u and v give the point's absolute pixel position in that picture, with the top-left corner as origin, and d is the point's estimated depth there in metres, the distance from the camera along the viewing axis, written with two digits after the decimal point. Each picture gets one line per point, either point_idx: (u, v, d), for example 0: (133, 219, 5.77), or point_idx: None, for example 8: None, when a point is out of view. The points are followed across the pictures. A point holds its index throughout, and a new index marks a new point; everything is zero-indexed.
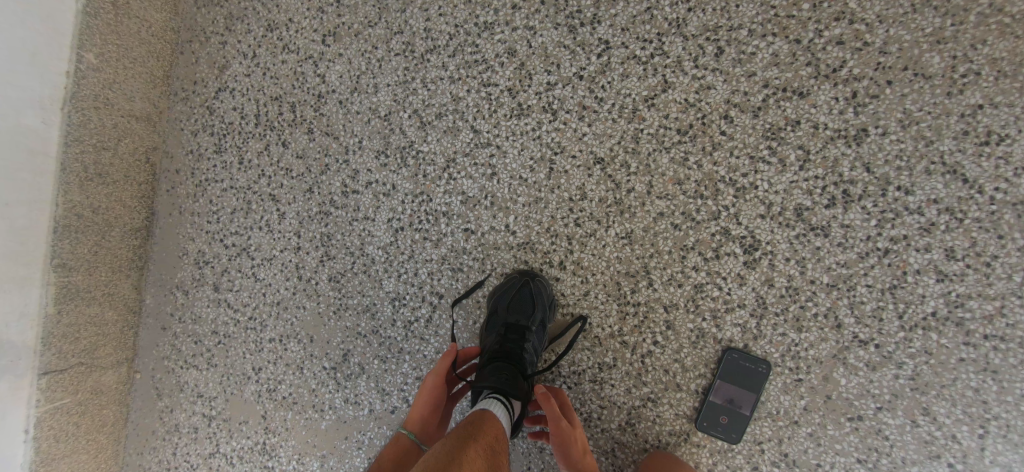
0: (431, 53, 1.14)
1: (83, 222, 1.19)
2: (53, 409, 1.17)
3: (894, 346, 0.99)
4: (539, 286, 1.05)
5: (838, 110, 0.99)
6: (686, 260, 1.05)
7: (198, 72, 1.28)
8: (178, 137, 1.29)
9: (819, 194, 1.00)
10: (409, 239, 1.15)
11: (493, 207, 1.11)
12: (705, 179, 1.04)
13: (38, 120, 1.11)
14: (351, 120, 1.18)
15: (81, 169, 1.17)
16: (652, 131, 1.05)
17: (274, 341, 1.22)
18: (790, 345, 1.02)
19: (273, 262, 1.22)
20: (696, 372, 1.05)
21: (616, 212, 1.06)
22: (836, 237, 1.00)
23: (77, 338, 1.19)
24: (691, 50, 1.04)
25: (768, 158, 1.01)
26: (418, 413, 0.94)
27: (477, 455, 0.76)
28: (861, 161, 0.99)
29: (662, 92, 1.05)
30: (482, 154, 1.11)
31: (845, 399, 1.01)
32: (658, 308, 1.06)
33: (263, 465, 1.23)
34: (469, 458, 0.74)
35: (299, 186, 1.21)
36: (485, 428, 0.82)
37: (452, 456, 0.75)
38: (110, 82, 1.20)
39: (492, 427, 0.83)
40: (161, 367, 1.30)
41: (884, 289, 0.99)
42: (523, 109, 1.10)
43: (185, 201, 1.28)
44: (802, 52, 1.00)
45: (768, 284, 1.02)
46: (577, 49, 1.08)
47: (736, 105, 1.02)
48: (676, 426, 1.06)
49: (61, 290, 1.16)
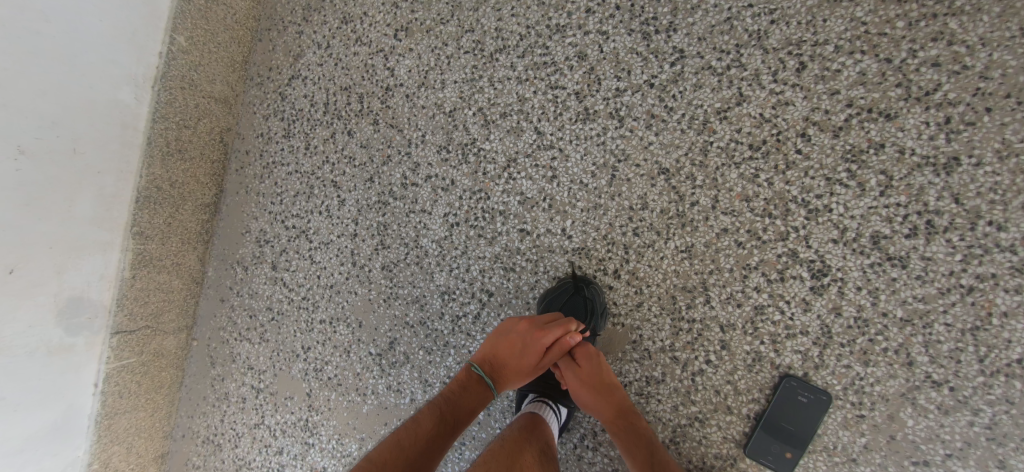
0: (501, 53, 1.15)
1: (161, 194, 1.26)
2: (120, 367, 1.24)
3: (971, 391, 0.93)
4: (593, 292, 1.05)
5: (928, 135, 0.94)
6: (748, 280, 1.01)
7: (275, 60, 1.34)
8: (250, 119, 1.35)
9: (900, 222, 0.95)
10: (464, 234, 1.16)
11: (551, 209, 1.10)
12: (775, 197, 1.00)
13: (132, 97, 1.18)
14: (416, 114, 1.20)
15: (164, 144, 1.24)
16: (723, 144, 1.02)
17: (324, 322, 1.26)
18: (854, 378, 0.97)
19: (330, 246, 1.25)
20: (749, 397, 1.01)
21: (677, 224, 1.04)
22: (915, 270, 0.94)
23: (146, 302, 1.27)
24: (770, 64, 1.01)
25: (846, 181, 0.97)
26: (512, 375, 0.96)
27: (532, 454, 0.85)
28: (950, 191, 0.93)
29: (736, 105, 1.02)
30: (544, 157, 1.11)
31: (910, 441, 0.95)
32: (713, 327, 1.03)
33: (304, 441, 1.26)
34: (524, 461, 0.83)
35: (361, 174, 1.24)
36: (524, 460, 0.83)
37: (511, 457, 0.83)
38: (196, 64, 1.26)
39: (531, 458, 0.84)
40: (217, 337, 1.35)
41: (965, 330, 0.93)
42: (589, 114, 1.09)
43: (252, 181, 1.34)
44: (892, 72, 0.95)
45: (835, 313, 0.98)
46: (649, 56, 1.06)
47: (816, 124, 0.98)
48: (722, 450, 1.02)
49: (137, 256, 1.23)
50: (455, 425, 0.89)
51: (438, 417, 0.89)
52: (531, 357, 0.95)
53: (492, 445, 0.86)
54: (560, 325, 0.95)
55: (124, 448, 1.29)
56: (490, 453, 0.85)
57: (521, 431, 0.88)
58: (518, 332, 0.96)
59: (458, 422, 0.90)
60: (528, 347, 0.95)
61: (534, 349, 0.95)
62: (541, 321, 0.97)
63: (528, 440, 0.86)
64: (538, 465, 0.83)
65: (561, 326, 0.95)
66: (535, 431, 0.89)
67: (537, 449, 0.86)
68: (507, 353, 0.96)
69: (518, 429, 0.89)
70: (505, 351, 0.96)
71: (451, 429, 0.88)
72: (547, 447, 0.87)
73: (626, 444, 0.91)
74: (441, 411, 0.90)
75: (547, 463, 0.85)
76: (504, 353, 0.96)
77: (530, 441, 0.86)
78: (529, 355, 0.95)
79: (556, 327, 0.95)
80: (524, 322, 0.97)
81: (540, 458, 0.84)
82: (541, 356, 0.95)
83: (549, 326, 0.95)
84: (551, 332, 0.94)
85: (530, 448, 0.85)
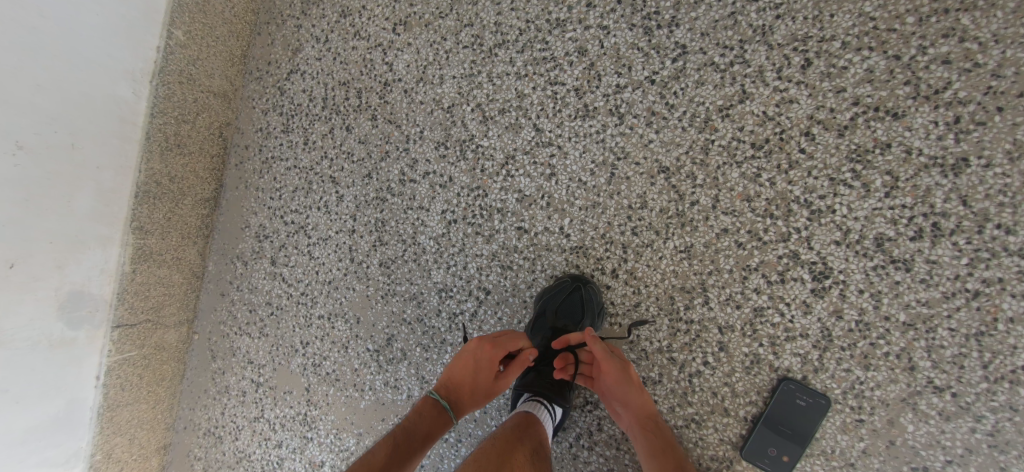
0: (500, 48, 1.13)
1: (160, 189, 1.25)
2: (121, 360, 1.25)
3: (973, 397, 0.91)
4: (590, 292, 1.04)
5: (936, 135, 0.91)
6: (748, 281, 0.99)
7: (273, 53, 1.32)
8: (249, 114, 1.34)
9: (905, 224, 0.93)
10: (462, 232, 1.15)
11: (549, 207, 1.09)
12: (778, 197, 0.98)
13: (130, 91, 1.17)
14: (414, 109, 1.19)
15: (163, 139, 1.23)
16: (724, 143, 1.00)
17: (323, 318, 1.26)
18: (854, 382, 0.96)
19: (328, 242, 1.25)
20: (747, 399, 1.00)
21: (677, 224, 1.02)
22: (920, 273, 0.92)
23: (147, 296, 1.27)
24: (775, 60, 0.98)
25: (851, 181, 0.95)
26: (466, 398, 0.95)
27: (524, 455, 0.84)
28: (958, 193, 0.90)
29: (739, 103, 1.00)
30: (542, 154, 1.10)
31: (910, 447, 0.93)
32: (711, 329, 1.01)
33: (303, 435, 1.27)
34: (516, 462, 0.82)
35: (359, 170, 1.23)
36: (515, 460, 0.83)
37: (502, 457, 0.82)
38: (194, 59, 1.26)
39: (524, 458, 0.83)
40: (217, 331, 1.36)
41: (969, 335, 0.91)
42: (589, 111, 1.07)
43: (251, 176, 1.33)
44: (901, 70, 0.93)
45: (836, 316, 0.96)
46: (651, 52, 1.04)
47: (820, 122, 0.96)
48: (718, 452, 1.02)
49: (137, 250, 1.24)
50: (413, 453, 0.88)
51: (393, 447, 0.88)
52: (484, 377, 0.94)
53: (483, 445, 0.85)
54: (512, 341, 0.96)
55: (127, 439, 1.30)
56: (481, 453, 0.84)
57: (515, 431, 0.88)
58: (474, 355, 0.95)
59: (415, 451, 0.88)
60: (480, 368, 0.95)
61: (487, 370, 0.95)
62: (493, 339, 0.97)
63: (521, 439, 0.86)
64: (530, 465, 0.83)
65: (511, 341, 0.96)
66: (528, 430, 0.88)
67: (529, 448, 0.85)
68: (460, 375, 0.95)
69: (510, 429, 0.88)
70: (460, 374, 0.95)
71: (408, 457, 0.87)
72: (540, 447, 0.87)
73: (653, 447, 0.90)
74: (397, 440, 0.89)
75: (540, 463, 0.85)
76: (458, 376, 0.95)
77: (522, 441, 0.86)
78: (482, 375, 0.94)
79: (507, 344, 0.95)
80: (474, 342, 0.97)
81: (533, 458, 0.84)
82: (495, 375, 0.95)
83: (502, 344, 0.95)
84: (501, 347, 0.95)
85: (523, 448, 0.85)
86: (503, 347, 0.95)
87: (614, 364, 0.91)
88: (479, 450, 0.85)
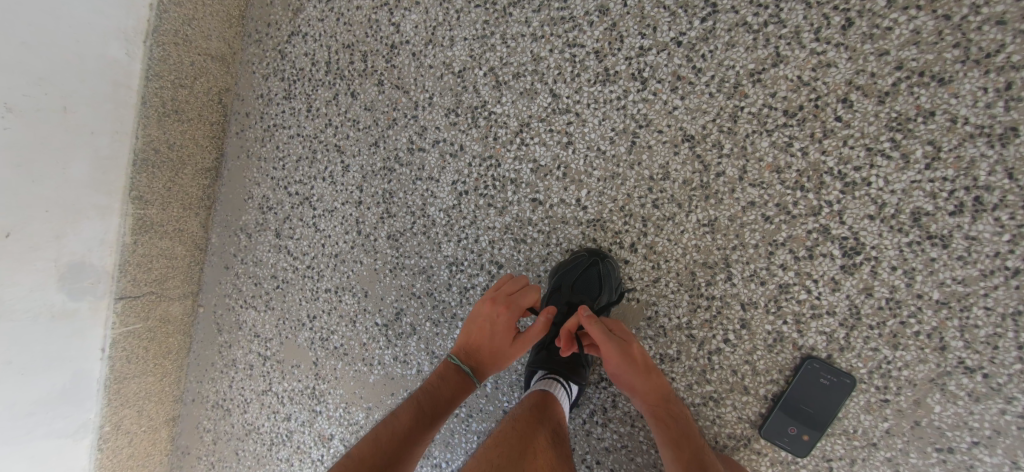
0: (515, 7, 1.06)
1: (159, 156, 1.20)
2: (126, 332, 1.23)
3: (1005, 378, 0.88)
4: (608, 267, 0.99)
5: (985, 103, 0.85)
6: (774, 257, 0.95)
7: (273, 14, 1.25)
8: (249, 79, 1.28)
9: (945, 198, 0.87)
10: (473, 204, 1.10)
11: (565, 178, 1.04)
12: (809, 169, 0.92)
13: (123, 52, 1.11)
14: (423, 74, 1.13)
15: (160, 104, 1.18)
16: (755, 110, 0.94)
17: (330, 291, 1.22)
18: (881, 362, 0.92)
19: (334, 213, 1.21)
20: (768, 377, 0.97)
21: (700, 196, 0.97)
22: (957, 250, 0.88)
23: (149, 269, 1.24)
24: (813, 20, 0.91)
25: (889, 151, 0.89)
26: (485, 363, 0.92)
27: (545, 440, 0.81)
28: (1004, 165, 0.85)
29: (772, 67, 0.93)
30: (559, 121, 1.04)
31: (936, 427, 0.91)
32: (733, 305, 0.98)
33: (311, 409, 1.25)
34: (538, 448, 0.80)
35: (365, 138, 1.17)
36: (539, 444, 0.80)
37: (525, 442, 0.80)
38: (190, 18, 1.19)
39: (547, 443, 0.81)
40: (222, 304, 1.33)
41: (1005, 314, 0.87)
42: (609, 75, 1.01)
43: (253, 145, 1.28)
44: (950, 31, 0.86)
45: (865, 293, 0.92)
46: (678, 11, 0.97)
47: (859, 88, 0.90)
48: (736, 430, 0.99)
49: (137, 221, 1.19)
50: (433, 417, 0.87)
51: (417, 411, 0.87)
52: (502, 340, 0.91)
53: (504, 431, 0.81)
54: (521, 294, 0.93)
55: (135, 411, 1.29)
56: (502, 437, 0.81)
57: (533, 414, 0.85)
58: (493, 319, 0.92)
59: (438, 415, 0.88)
60: (496, 330, 0.92)
61: (504, 333, 0.91)
62: (507, 298, 0.93)
63: (541, 423, 0.83)
64: (553, 449, 0.81)
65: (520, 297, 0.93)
66: (546, 412, 0.86)
67: (550, 433, 0.83)
68: (479, 340, 0.92)
69: (528, 411, 0.85)
70: (476, 336, 0.93)
71: (428, 421, 0.86)
72: (560, 428, 0.85)
73: (668, 437, 0.87)
74: (420, 406, 0.87)
75: (562, 448, 0.83)
76: (476, 339, 0.93)
77: (542, 426, 0.83)
78: (501, 337, 0.91)
79: (520, 301, 0.92)
80: (489, 304, 0.93)
81: (556, 443, 0.82)
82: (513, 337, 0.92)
83: (511, 300, 0.92)
84: (512, 305, 0.92)
85: (544, 432, 0.82)
86: (516, 306, 0.91)
87: (612, 348, 0.86)
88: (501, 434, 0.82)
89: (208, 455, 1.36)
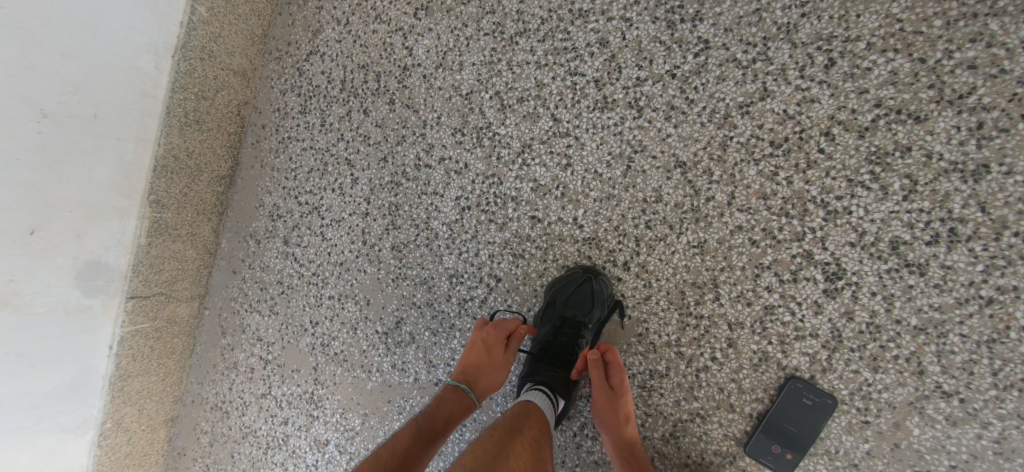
0: (521, 36, 1.13)
1: (178, 164, 1.27)
2: (134, 331, 1.26)
3: (981, 404, 0.91)
4: (600, 284, 1.04)
5: (958, 140, 0.91)
6: (760, 279, 1.00)
7: (294, 34, 1.33)
8: (268, 93, 1.35)
9: (921, 228, 0.92)
10: (475, 219, 1.15)
11: (563, 198, 1.09)
12: (794, 197, 0.98)
13: (153, 65, 1.18)
14: (432, 95, 1.19)
15: (182, 114, 1.24)
16: (743, 140, 1.00)
17: (333, 298, 1.27)
18: (862, 384, 0.96)
19: (341, 224, 1.26)
20: (753, 396, 1.00)
21: (691, 219, 1.02)
22: (934, 278, 0.92)
23: (161, 270, 1.29)
24: (798, 59, 0.98)
25: (869, 183, 0.94)
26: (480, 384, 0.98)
27: (522, 450, 0.83)
28: (977, 199, 0.90)
29: (759, 100, 0.99)
30: (559, 144, 1.10)
31: (915, 450, 0.94)
32: (721, 325, 1.02)
33: (309, 414, 1.28)
34: (514, 455, 0.81)
35: (375, 153, 1.23)
36: (516, 449, 0.82)
37: (500, 449, 0.81)
38: (216, 36, 1.26)
39: (523, 448, 0.83)
40: (228, 307, 1.38)
41: (980, 342, 0.91)
42: (608, 103, 1.07)
43: (267, 156, 1.34)
44: (925, 73, 0.92)
45: (847, 317, 0.96)
46: (673, 46, 1.04)
47: (841, 123, 0.96)
48: (722, 447, 1.02)
49: (153, 224, 1.25)
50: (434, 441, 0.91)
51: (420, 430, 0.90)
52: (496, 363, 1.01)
53: (483, 436, 0.84)
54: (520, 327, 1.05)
55: (135, 409, 1.32)
56: (479, 443, 0.82)
57: (513, 421, 0.87)
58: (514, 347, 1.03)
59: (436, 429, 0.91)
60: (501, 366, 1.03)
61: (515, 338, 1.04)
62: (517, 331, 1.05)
63: (519, 430, 0.85)
64: (529, 454, 0.83)
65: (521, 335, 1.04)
66: (525, 420, 0.88)
67: (529, 438, 0.85)
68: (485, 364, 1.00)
69: (506, 420, 0.87)
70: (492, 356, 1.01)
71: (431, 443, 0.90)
72: (540, 435, 0.87)
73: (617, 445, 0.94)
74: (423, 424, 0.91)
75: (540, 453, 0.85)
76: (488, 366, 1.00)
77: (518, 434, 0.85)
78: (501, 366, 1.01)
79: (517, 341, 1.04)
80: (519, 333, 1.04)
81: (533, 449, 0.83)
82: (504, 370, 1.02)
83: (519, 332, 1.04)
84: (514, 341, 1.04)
85: (524, 438, 0.84)
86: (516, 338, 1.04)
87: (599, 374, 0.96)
88: (479, 442, 0.83)
89: (204, 457, 1.38)
